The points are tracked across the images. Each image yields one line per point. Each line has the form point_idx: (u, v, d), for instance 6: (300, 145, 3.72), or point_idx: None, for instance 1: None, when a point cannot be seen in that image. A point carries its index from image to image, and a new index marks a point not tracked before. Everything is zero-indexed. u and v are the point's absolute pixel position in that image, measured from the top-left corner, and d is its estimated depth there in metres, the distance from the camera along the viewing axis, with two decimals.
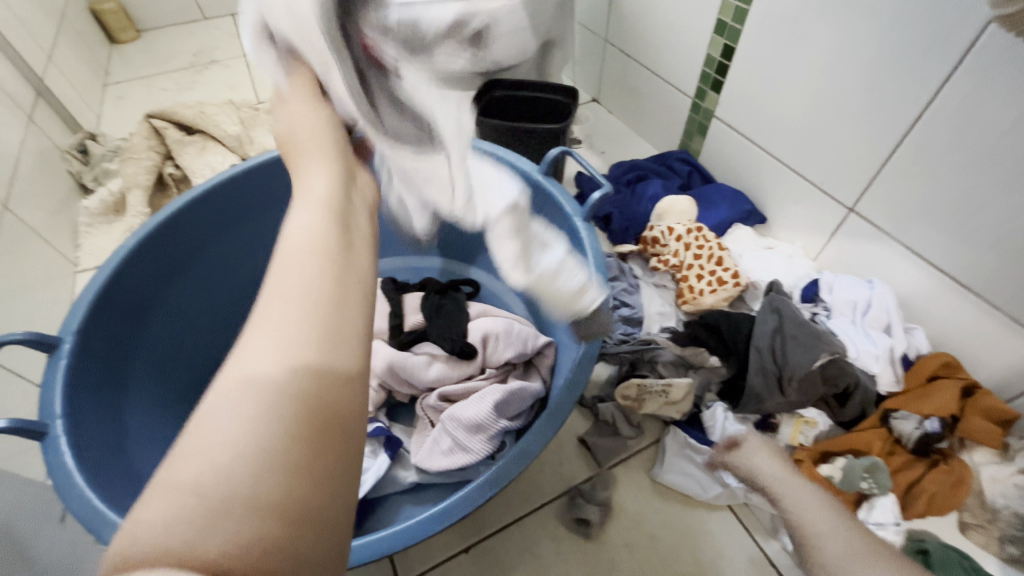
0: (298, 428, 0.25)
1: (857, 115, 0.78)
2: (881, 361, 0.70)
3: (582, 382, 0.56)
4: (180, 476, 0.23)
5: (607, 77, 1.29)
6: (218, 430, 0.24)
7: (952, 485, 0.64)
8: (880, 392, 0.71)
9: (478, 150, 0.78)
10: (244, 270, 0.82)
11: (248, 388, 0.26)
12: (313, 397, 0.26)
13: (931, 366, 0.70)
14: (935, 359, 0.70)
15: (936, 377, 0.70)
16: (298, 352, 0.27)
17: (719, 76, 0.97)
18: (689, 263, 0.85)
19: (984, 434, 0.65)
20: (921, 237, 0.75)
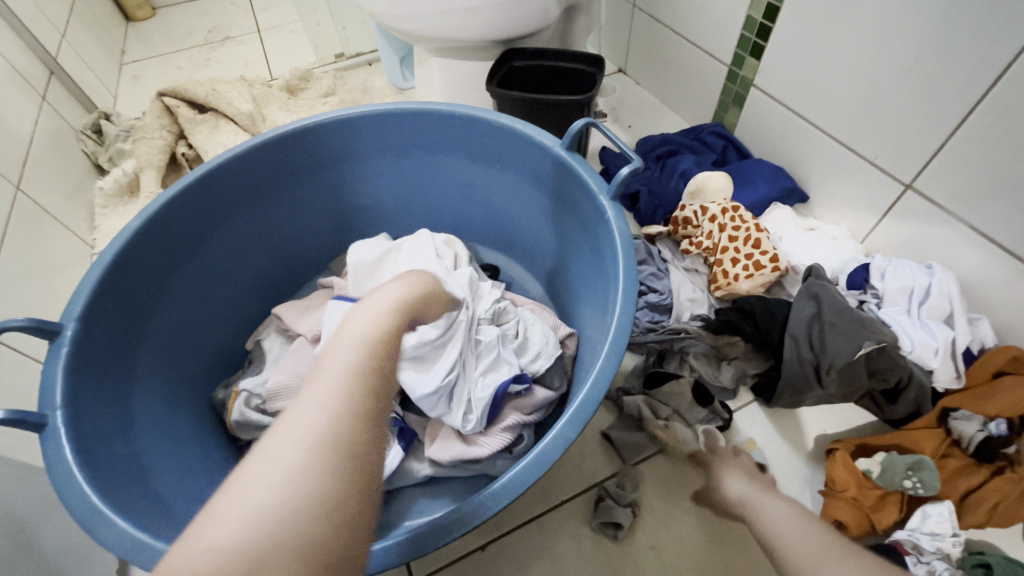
0: (342, 477, 0.28)
1: (920, 80, 0.69)
2: (942, 355, 0.62)
3: (607, 381, 0.51)
4: (236, 503, 0.26)
5: (634, 45, 1.20)
6: (276, 464, 0.27)
7: (1017, 495, 0.57)
8: (937, 389, 0.64)
9: (496, 122, 0.72)
10: (255, 254, 0.79)
11: (293, 442, 0.28)
12: (352, 464, 0.28)
13: (997, 362, 0.62)
14: (1002, 354, 0.63)
15: (1003, 374, 0.63)
16: (343, 403, 0.29)
17: (760, 40, 0.89)
18: (723, 246, 0.78)
19: None
20: (990, 218, 0.67)
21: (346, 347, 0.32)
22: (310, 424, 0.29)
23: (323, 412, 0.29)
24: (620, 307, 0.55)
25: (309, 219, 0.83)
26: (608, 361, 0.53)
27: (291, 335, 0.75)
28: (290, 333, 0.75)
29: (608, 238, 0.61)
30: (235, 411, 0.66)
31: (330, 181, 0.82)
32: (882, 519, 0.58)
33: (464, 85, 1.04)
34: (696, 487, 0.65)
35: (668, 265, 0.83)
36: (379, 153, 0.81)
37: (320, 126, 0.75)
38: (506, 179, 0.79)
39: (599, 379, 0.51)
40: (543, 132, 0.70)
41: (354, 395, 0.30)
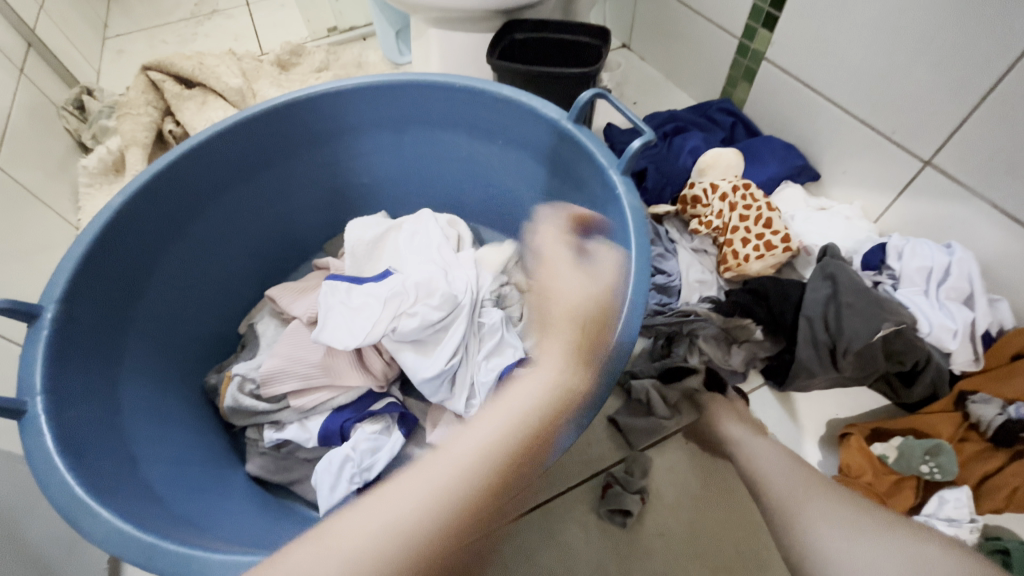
0: (439, 518, 0.31)
1: (944, 51, 0.66)
2: (960, 336, 0.61)
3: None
4: (352, 528, 0.31)
5: (639, 18, 1.16)
6: (400, 497, 0.32)
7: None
8: (954, 371, 0.63)
9: (499, 94, 0.69)
10: (247, 233, 0.76)
11: (417, 488, 0.32)
12: (462, 509, 0.31)
13: (1017, 344, 0.60)
14: (1022, 336, 0.61)
15: (1022, 355, 0.61)
16: (473, 465, 0.33)
17: (773, 10, 0.85)
18: (734, 225, 0.76)
19: None
20: (1014, 195, 0.64)
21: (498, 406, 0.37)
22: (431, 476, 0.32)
23: (455, 471, 0.32)
24: (633, 286, 0.52)
25: (303, 197, 0.80)
26: None
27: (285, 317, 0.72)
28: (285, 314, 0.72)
29: (618, 214, 0.58)
30: (229, 396, 0.64)
31: (324, 156, 0.78)
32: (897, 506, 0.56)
33: (463, 58, 1.00)
34: (706, 472, 0.64)
35: (676, 246, 0.80)
36: (375, 128, 0.77)
37: (313, 98, 0.71)
38: (509, 155, 0.75)
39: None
40: (548, 104, 0.66)
41: (493, 458, 0.33)
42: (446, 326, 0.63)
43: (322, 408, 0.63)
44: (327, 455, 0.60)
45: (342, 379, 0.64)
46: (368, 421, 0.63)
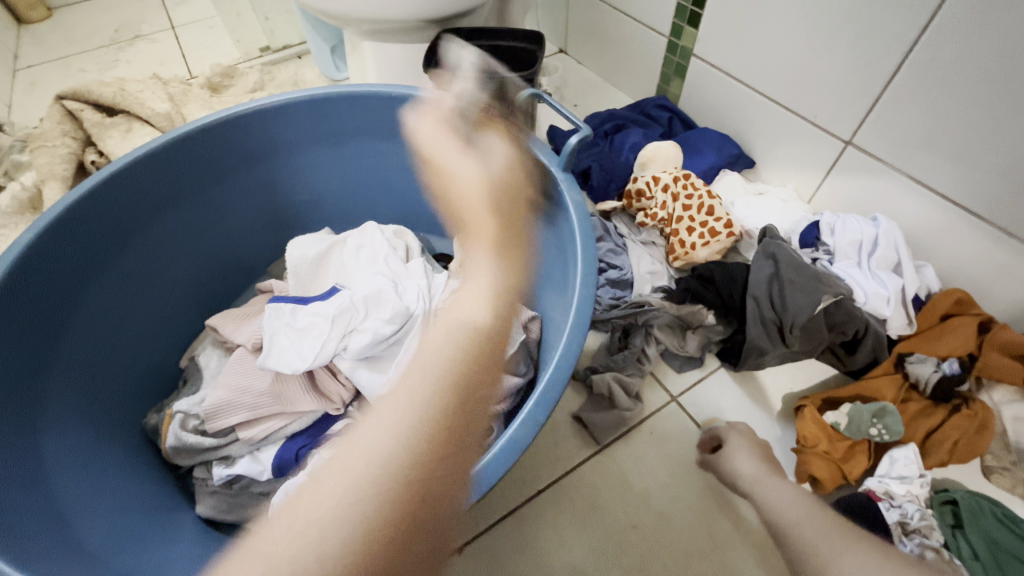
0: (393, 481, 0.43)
1: (853, 37, 0.70)
2: (893, 304, 0.64)
3: (574, 359, 0.49)
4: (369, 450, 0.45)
5: (572, 23, 1.18)
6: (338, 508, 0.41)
7: (973, 429, 0.59)
8: (891, 336, 0.66)
9: (437, 102, 0.68)
10: (182, 259, 0.72)
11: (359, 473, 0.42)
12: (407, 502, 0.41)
13: (944, 305, 0.64)
14: (947, 297, 0.65)
15: (949, 316, 0.65)
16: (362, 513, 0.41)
17: (696, 7, 0.88)
18: (678, 215, 0.78)
19: (1002, 372, 0.60)
20: (928, 167, 0.69)
21: (374, 429, 0.46)
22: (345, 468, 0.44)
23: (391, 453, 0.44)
24: (580, 280, 0.53)
25: (242, 218, 0.77)
26: (573, 339, 0.50)
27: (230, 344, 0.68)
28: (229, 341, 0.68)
29: (563, 209, 0.59)
30: (170, 435, 0.59)
31: (260, 174, 0.75)
32: (852, 470, 0.58)
33: (400, 70, 0.99)
34: (673, 459, 0.64)
35: (626, 240, 0.81)
36: (313, 142, 0.75)
37: (245, 115, 0.69)
38: None
39: (565, 357, 0.49)
40: (486, 108, 0.66)
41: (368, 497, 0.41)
42: (400, 338, 0.62)
43: (274, 438, 0.60)
44: (283, 485, 0.57)
45: (295, 405, 0.61)
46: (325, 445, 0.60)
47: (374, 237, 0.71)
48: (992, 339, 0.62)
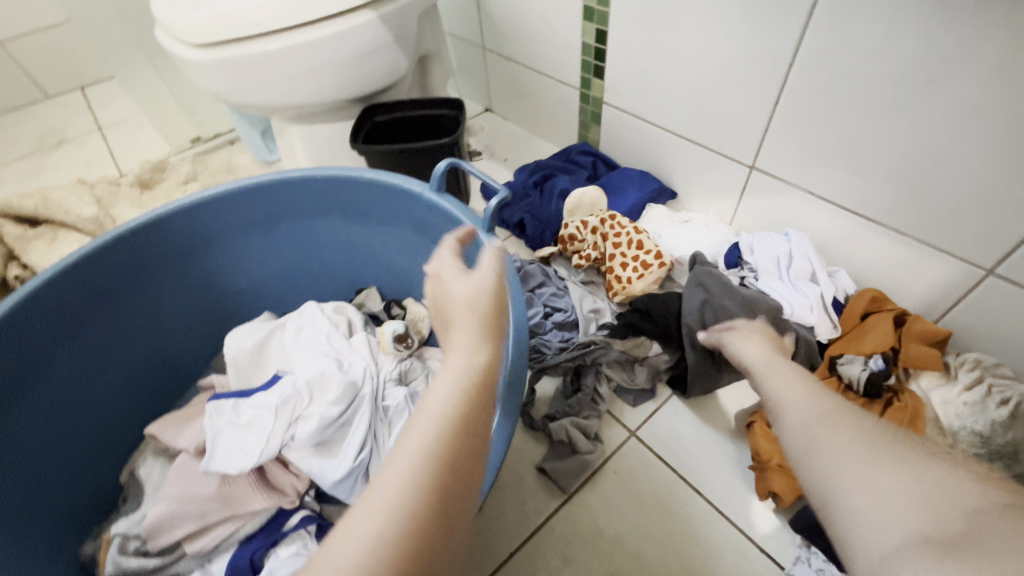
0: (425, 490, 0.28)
1: (735, 74, 0.77)
2: (815, 310, 0.69)
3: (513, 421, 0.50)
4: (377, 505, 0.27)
5: (493, 84, 1.26)
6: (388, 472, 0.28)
7: (904, 421, 0.62)
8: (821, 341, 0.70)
9: (362, 178, 0.70)
10: (117, 368, 0.69)
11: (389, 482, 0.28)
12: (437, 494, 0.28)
13: (861, 306, 0.69)
14: (862, 298, 0.70)
15: (868, 314, 0.69)
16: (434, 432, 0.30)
17: (598, 62, 0.96)
18: (611, 254, 0.82)
19: (924, 361, 0.65)
20: (823, 181, 0.75)
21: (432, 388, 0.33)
22: (359, 529, 0.27)
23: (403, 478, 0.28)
24: (513, 337, 0.54)
25: (177, 314, 0.75)
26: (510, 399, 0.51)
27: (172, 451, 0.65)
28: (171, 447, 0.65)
29: (491, 268, 0.61)
30: (109, 563, 0.55)
31: (193, 270, 0.74)
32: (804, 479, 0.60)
33: (329, 148, 1.02)
34: (640, 496, 0.64)
35: (567, 282, 0.84)
36: (245, 232, 0.75)
37: (170, 213, 0.68)
38: (386, 232, 0.76)
39: (504, 420, 0.50)
40: (409, 179, 0.69)
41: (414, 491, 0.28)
42: (349, 420, 0.60)
43: (225, 546, 0.57)
44: None
45: (245, 505, 0.58)
46: (281, 543, 0.57)
47: (314, 319, 0.70)
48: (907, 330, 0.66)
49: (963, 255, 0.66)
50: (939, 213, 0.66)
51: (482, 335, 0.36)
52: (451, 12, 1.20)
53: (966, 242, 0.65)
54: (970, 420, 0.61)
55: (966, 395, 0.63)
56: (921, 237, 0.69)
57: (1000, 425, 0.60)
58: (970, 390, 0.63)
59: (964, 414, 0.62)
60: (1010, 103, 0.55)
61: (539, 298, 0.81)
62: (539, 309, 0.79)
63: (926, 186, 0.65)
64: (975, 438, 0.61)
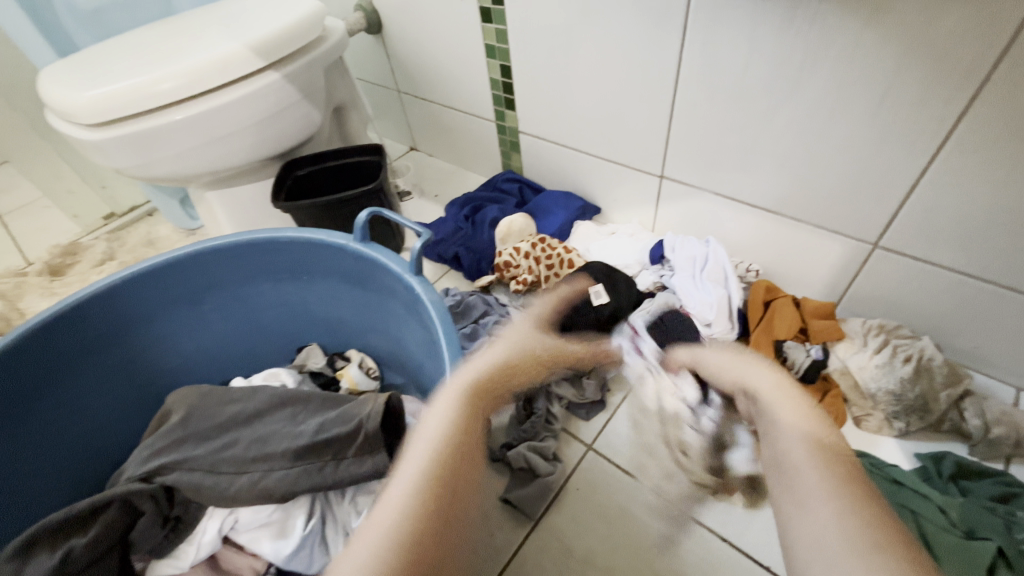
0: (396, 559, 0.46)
1: (629, 98, 0.83)
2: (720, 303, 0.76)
3: (456, 463, 0.51)
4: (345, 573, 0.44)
5: (415, 125, 1.28)
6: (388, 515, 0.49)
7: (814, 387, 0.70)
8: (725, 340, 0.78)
9: (285, 238, 0.70)
10: (40, 473, 0.63)
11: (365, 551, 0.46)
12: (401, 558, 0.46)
13: (760, 295, 0.77)
14: (759, 289, 0.78)
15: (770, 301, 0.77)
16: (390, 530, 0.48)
17: (508, 94, 1.00)
18: (546, 275, 0.85)
19: (825, 332, 0.72)
20: (724, 182, 0.82)
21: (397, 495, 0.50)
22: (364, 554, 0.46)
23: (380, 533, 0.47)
24: (450, 371, 0.56)
25: (113, 402, 0.71)
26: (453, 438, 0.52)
27: (122, 497, 0.56)
28: (113, 500, 0.56)
29: (424, 310, 0.62)
30: None
31: (116, 357, 0.70)
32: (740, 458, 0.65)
33: (253, 208, 1.00)
34: (604, 508, 0.65)
35: (508, 308, 0.87)
36: (169, 309, 0.73)
37: (91, 300, 0.65)
38: (319, 287, 0.76)
39: (448, 461, 0.51)
40: (333, 233, 0.69)
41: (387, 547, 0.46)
42: None
43: None
44: None
45: None
46: None
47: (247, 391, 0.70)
48: (807, 309, 0.75)
49: (851, 233, 0.73)
50: (824, 199, 0.73)
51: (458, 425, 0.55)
52: (362, 61, 1.23)
53: (852, 222, 0.72)
54: (884, 380, 0.67)
55: (877, 358, 0.69)
56: (815, 223, 0.76)
57: (907, 381, 0.66)
58: (879, 353, 0.69)
59: (878, 376, 0.68)
60: (859, 98, 0.62)
61: (483, 327, 0.84)
62: (484, 339, 0.82)
63: (808, 178, 0.72)
64: (890, 396, 0.67)
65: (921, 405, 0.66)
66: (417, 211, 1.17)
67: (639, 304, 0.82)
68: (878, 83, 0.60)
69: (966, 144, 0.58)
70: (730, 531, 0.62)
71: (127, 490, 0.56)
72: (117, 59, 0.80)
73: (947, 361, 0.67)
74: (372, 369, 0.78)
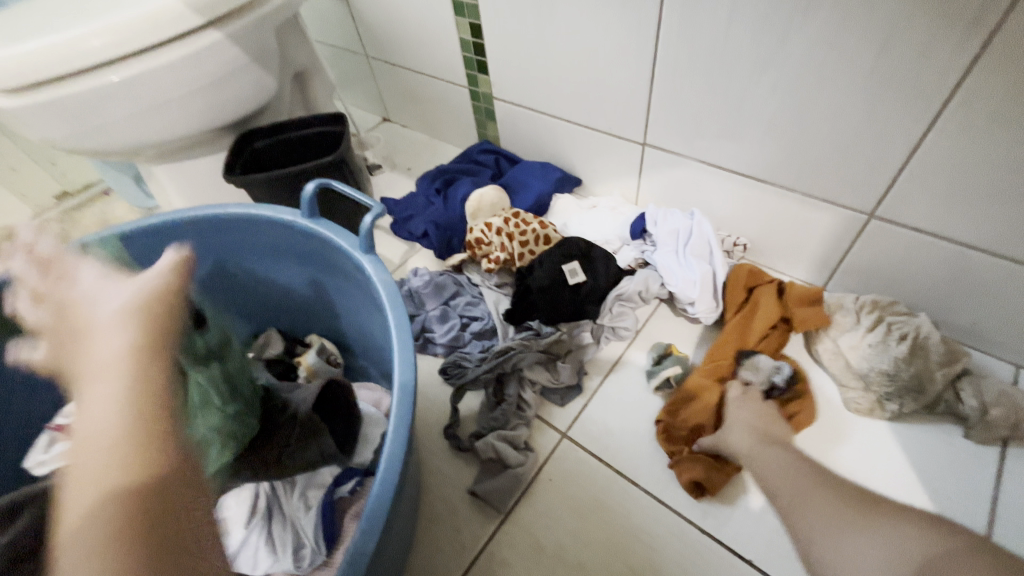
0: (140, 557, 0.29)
1: (608, 58, 0.76)
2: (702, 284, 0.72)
3: (398, 466, 0.44)
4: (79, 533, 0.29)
5: (385, 93, 1.20)
6: (89, 482, 0.31)
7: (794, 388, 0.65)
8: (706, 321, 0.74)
9: (226, 215, 0.64)
10: None
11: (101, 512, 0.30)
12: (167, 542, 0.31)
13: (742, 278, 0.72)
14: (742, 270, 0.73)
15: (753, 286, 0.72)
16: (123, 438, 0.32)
17: (480, 57, 0.93)
18: (520, 253, 0.79)
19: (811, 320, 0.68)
20: (709, 150, 0.75)
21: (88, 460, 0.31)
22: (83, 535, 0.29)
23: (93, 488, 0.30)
24: (397, 358, 0.50)
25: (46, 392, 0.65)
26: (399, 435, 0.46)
27: (50, 490, 0.51)
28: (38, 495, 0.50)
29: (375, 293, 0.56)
30: None
31: None
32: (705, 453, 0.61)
33: (206, 183, 0.93)
34: (575, 500, 0.61)
35: (481, 289, 0.81)
36: None
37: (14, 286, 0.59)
38: (272, 269, 0.70)
39: (391, 457, 0.45)
40: (279, 209, 0.63)
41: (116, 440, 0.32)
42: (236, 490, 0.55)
43: None
44: None
45: None
46: None
47: None
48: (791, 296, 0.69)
49: (845, 202, 0.67)
50: (816, 166, 0.67)
51: (139, 352, 0.36)
52: (325, 23, 1.14)
53: (845, 189, 0.66)
54: (876, 360, 0.63)
55: (868, 338, 0.65)
56: (806, 191, 0.70)
57: (901, 361, 0.62)
58: (872, 332, 0.64)
59: (871, 356, 0.64)
60: (857, 50, 0.56)
61: (454, 309, 0.79)
62: (455, 322, 0.77)
63: (800, 143, 0.66)
64: (884, 376, 0.62)
65: (915, 386, 0.62)
66: (388, 186, 1.10)
67: (618, 281, 0.77)
68: (877, 33, 0.54)
69: (974, 100, 0.52)
70: (709, 522, 0.59)
71: (55, 483, 0.51)
72: (37, 18, 0.72)
73: (944, 339, 0.62)
74: (334, 356, 0.73)
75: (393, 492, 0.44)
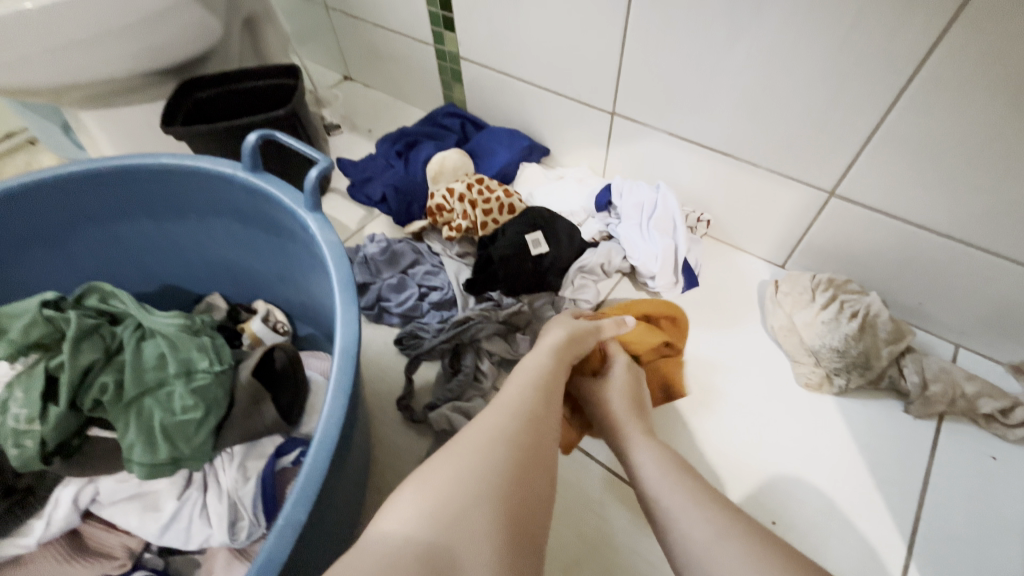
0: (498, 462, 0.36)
1: (579, 19, 0.73)
2: (665, 258, 0.71)
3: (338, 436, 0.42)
4: (432, 475, 0.35)
5: (346, 48, 1.12)
6: (466, 452, 0.36)
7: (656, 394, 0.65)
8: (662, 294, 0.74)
9: (158, 166, 0.58)
10: None
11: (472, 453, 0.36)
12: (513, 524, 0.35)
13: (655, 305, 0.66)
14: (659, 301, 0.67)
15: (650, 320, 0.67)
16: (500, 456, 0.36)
17: (446, 13, 0.87)
18: (482, 221, 0.76)
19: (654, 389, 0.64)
20: (678, 121, 0.74)
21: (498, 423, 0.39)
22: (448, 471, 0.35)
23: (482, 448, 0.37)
24: (341, 323, 0.47)
25: None
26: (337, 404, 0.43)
27: None
28: None
29: (321, 254, 0.53)
30: None
31: None
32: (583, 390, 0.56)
33: (143, 135, 0.86)
34: None
35: (442, 258, 0.79)
36: (20, 249, 0.61)
37: None
38: (212, 229, 0.65)
39: (330, 426, 0.42)
40: (219, 161, 0.58)
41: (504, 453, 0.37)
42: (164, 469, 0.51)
43: None
44: None
45: None
46: None
47: None
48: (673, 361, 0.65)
49: (807, 179, 0.68)
50: (781, 142, 0.66)
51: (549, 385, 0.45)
52: None
53: (808, 166, 0.66)
54: (827, 337, 0.64)
55: (822, 315, 0.66)
56: (771, 167, 0.70)
57: (851, 338, 0.63)
58: (825, 310, 0.66)
59: (823, 333, 0.65)
60: (829, 20, 0.55)
61: (412, 278, 0.76)
62: (413, 291, 0.74)
63: (768, 116, 0.65)
64: (834, 352, 0.64)
65: (863, 362, 0.63)
66: (348, 148, 1.04)
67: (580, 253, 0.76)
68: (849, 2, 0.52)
69: (938, 77, 0.52)
70: None
71: None
72: None
73: (893, 317, 0.64)
74: (282, 323, 0.69)
75: (330, 461, 0.41)
